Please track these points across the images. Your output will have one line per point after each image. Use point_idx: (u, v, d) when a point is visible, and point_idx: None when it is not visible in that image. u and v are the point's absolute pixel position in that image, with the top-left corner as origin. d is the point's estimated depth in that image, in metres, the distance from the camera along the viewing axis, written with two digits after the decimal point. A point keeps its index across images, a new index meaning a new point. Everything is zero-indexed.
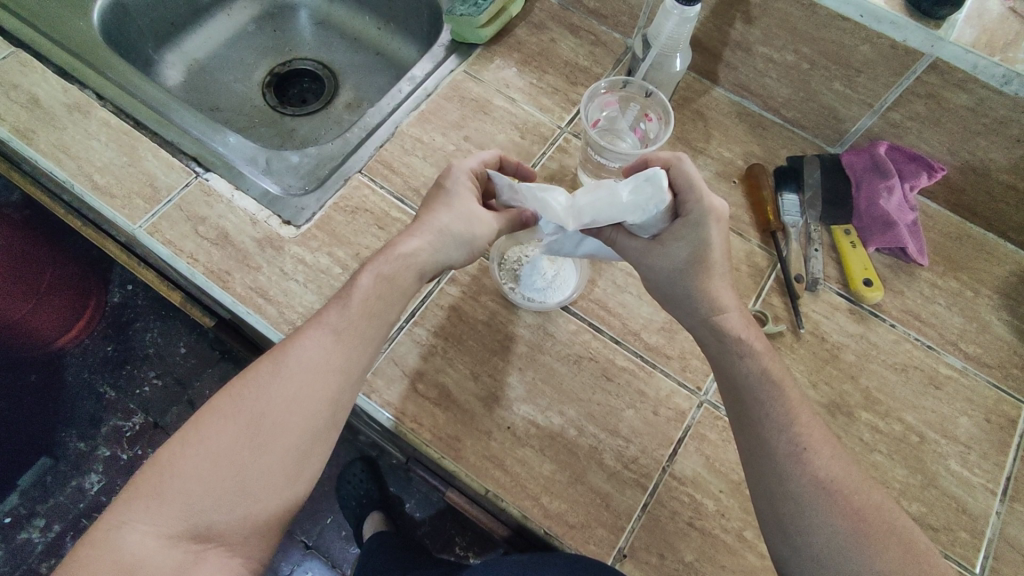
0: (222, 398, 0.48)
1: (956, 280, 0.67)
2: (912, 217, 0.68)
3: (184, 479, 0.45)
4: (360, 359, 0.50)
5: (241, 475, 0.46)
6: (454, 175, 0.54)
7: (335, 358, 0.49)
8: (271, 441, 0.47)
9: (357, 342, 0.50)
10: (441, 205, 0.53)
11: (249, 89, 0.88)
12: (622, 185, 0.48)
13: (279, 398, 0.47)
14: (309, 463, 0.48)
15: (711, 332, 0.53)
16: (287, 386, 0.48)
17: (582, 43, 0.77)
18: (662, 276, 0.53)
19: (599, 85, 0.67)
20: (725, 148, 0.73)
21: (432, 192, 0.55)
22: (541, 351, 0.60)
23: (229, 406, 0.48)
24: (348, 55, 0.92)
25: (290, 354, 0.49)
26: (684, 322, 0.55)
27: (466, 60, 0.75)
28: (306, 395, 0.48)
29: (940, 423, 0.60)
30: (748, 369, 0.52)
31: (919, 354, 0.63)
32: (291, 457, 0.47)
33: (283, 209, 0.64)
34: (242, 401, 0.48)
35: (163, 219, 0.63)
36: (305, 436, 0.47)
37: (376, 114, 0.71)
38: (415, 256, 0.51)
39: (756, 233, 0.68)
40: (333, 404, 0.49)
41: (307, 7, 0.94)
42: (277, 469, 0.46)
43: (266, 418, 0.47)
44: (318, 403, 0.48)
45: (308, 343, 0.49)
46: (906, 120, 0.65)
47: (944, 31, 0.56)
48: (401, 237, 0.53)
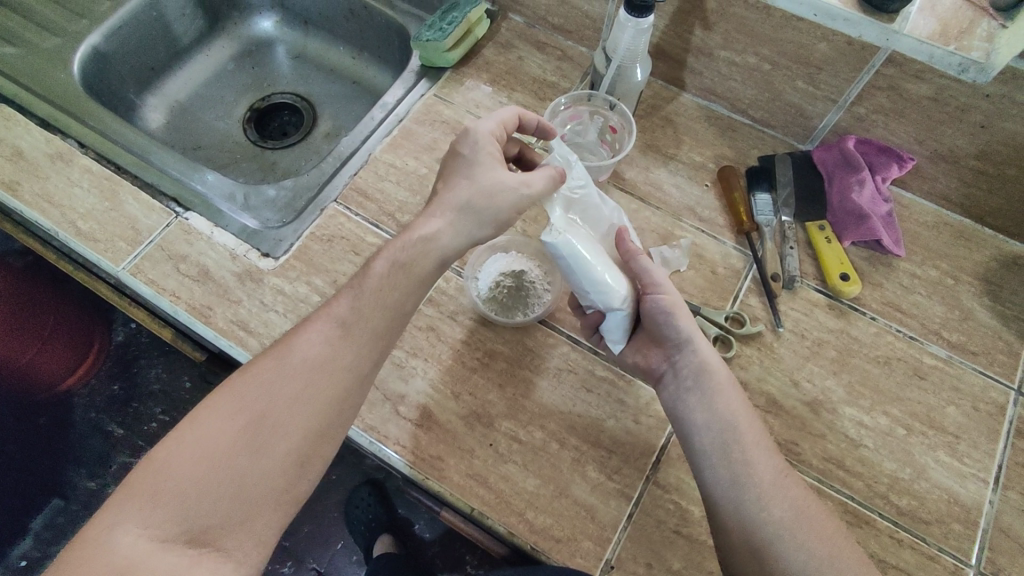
0: (223, 396, 0.49)
1: (936, 269, 0.66)
2: (886, 209, 0.68)
3: (181, 479, 0.45)
4: (365, 358, 0.51)
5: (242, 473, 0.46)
6: (474, 141, 0.55)
7: (341, 356, 0.50)
8: (275, 437, 0.47)
9: (363, 339, 0.51)
10: (462, 179, 0.54)
11: (231, 126, 0.90)
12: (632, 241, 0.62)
13: (282, 396, 0.48)
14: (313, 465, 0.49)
15: (697, 362, 0.56)
16: (294, 382, 0.49)
17: (548, 59, 0.78)
18: (675, 301, 0.57)
19: (558, 104, 0.68)
20: (696, 152, 0.73)
21: (452, 161, 0.56)
22: (520, 367, 0.60)
23: (230, 404, 0.48)
24: (325, 86, 0.94)
25: (297, 349, 0.50)
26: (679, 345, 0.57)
27: (435, 84, 0.77)
28: (311, 391, 0.49)
29: (926, 414, 0.60)
30: (727, 404, 0.55)
31: (901, 345, 0.63)
32: (294, 455, 0.48)
33: (261, 242, 0.66)
34: (244, 400, 0.48)
35: (144, 259, 0.64)
36: (311, 434, 0.48)
37: (350, 142, 0.73)
38: (426, 246, 0.53)
39: (730, 235, 0.68)
40: (339, 402, 0.49)
41: (283, 42, 0.96)
42: (279, 470, 0.47)
43: (272, 413, 0.48)
44: (324, 400, 0.49)
45: (315, 337, 0.50)
46: (870, 113, 0.65)
47: (898, 24, 0.57)
48: (421, 219, 0.54)
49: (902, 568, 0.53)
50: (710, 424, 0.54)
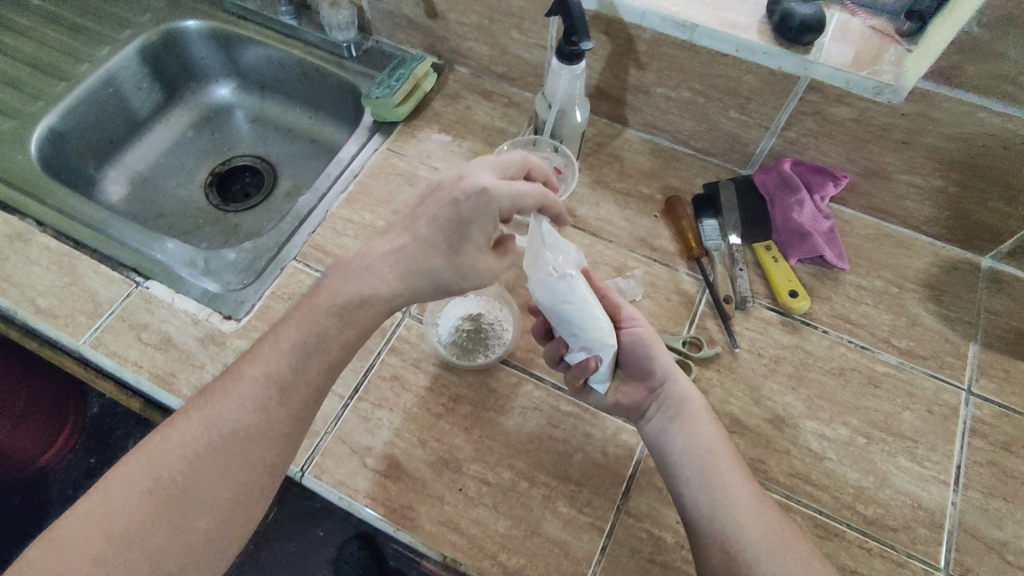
0: (142, 464, 0.48)
1: (880, 279, 0.69)
2: (827, 225, 0.70)
3: (93, 555, 0.44)
4: (294, 420, 0.51)
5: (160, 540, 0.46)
6: (482, 216, 0.55)
7: (269, 420, 0.50)
8: (197, 501, 0.47)
9: (291, 399, 0.51)
10: (446, 250, 0.55)
11: (192, 192, 0.92)
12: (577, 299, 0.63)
13: (207, 463, 0.48)
14: (238, 527, 0.49)
15: (677, 391, 0.57)
16: (218, 444, 0.49)
17: (496, 106, 0.82)
18: (649, 334, 0.59)
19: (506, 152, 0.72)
20: (643, 185, 0.76)
21: (444, 216, 0.55)
22: (485, 409, 0.61)
23: (150, 473, 0.47)
24: (284, 146, 0.96)
25: (222, 408, 0.50)
26: (655, 376, 0.58)
27: (388, 138, 0.79)
28: (236, 454, 0.49)
29: (884, 421, 0.61)
30: (706, 430, 0.55)
31: (855, 355, 0.64)
32: (220, 518, 0.48)
33: (223, 304, 0.67)
34: (165, 468, 0.48)
35: (105, 331, 0.64)
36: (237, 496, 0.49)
37: (308, 200, 0.74)
38: (354, 307, 0.54)
39: (682, 262, 0.70)
40: (267, 463, 0.50)
41: (242, 107, 0.98)
42: (201, 535, 0.47)
43: (192, 475, 0.48)
44: (250, 462, 0.49)
45: (240, 395, 0.50)
46: (801, 137, 0.69)
47: (813, 54, 0.61)
48: (370, 271, 0.55)
49: None
50: (691, 450, 0.54)
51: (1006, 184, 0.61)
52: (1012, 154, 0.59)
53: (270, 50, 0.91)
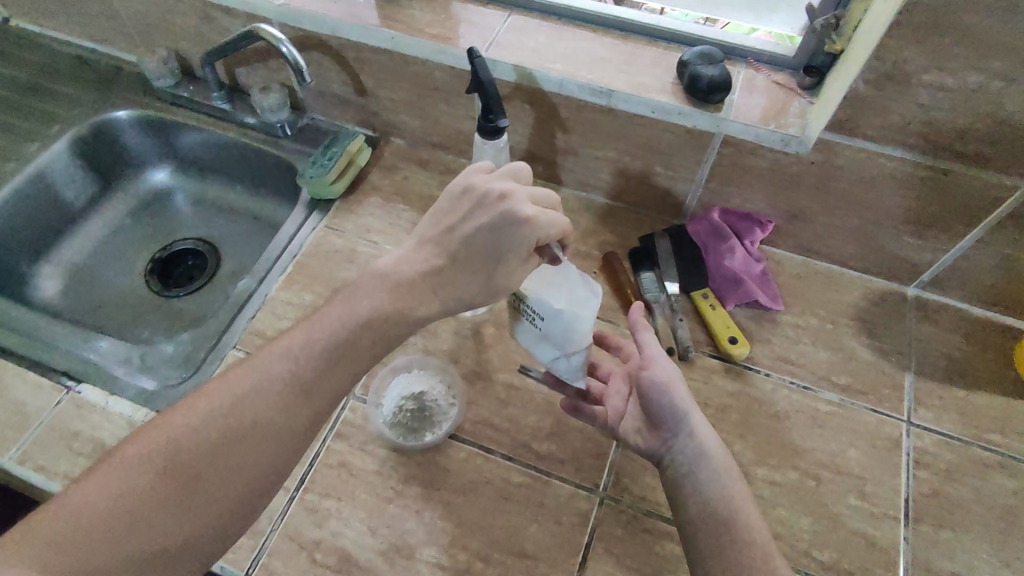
0: (140, 448, 0.45)
1: (815, 317, 0.71)
2: (760, 268, 0.72)
3: (62, 546, 0.40)
4: (304, 424, 0.49)
5: (127, 543, 0.42)
6: (516, 238, 0.51)
7: (281, 421, 0.48)
8: (174, 509, 0.44)
9: (306, 408, 0.49)
10: (474, 271, 0.52)
11: (133, 280, 0.90)
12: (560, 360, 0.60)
13: (206, 457, 0.45)
14: (206, 547, 0.45)
15: (695, 447, 0.53)
16: (217, 443, 0.46)
17: (432, 175, 0.83)
18: (670, 378, 0.54)
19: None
20: (581, 242, 0.77)
21: (482, 237, 0.51)
22: (436, 488, 0.60)
23: (141, 458, 0.45)
24: (226, 226, 0.96)
25: (234, 401, 0.47)
26: (674, 424, 0.54)
27: (326, 215, 0.80)
28: (239, 464, 0.46)
29: (831, 460, 0.62)
30: (725, 489, 0.51)
31: (797, 396, 0.65)
32: (191, 534, 0.44)
33: (160, 402, 0.65)
34: (163, 451, 0.45)
35: (34, 444, 0.62)
36: (219, 516, 0.45)
37: (247, 284, 0.73)
38: (384, 309, 0.51)
39: (624, 316, 0.71)
40: (258, 483, 0.47)
41: (181, 190, 0.98)
42: (168, 546, 0.43)
43: (188, 466, 0.45)
44: (242, 480, 0.46)
45: (258, 390, 0.48)
46: (724, 187, 0.71)
47: (725, 112, 0.64)
48: (400, 265, 0.53)
49: None
50: (705, 509, 0.50)
51: (917, 219, 0.64)
52: (918, 193, 0.62)
53: (206, 135, 0.91)
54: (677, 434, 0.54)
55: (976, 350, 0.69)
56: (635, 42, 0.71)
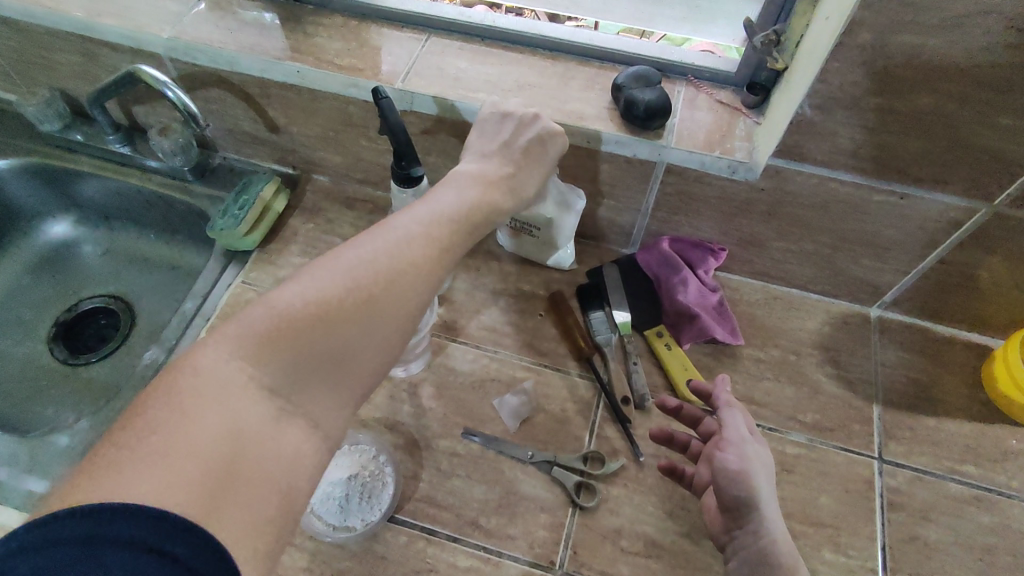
0: (267, 314, 0.37)
1: (777, 347, 0.66)
2: (716, 299, 0.67)
3: (190, 442, 0.32)
4: (434, 287, 0.43)
5: (303, 361, 0.37)
6: (551, 146, 0.54)
7: (416, 280, 0.41)
8: (316, 381, 0.37)
9: (455, 253, 0.45)
10: (519, 172, 0.52)
11: (33, 349, 0.81)
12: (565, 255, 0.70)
13: (358, 325, 0.39)
14: (374, 370, 0.40)
15: (761, 546, 0.47)
16: (381, 275, 0.40)
17: (360, 214, 0.76)
18: (748, 467, 0.49)
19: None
20: (524, 281, 0.71)
21: (521, 147, 0.53)
22: None
23: (276, 328, 0.36)
24: (139, 279, 0.87)
25: (392, 235, 0.42)
26: (746, 518, 0.48)
27: (243, 268, 0.72)
28: (376, 328, 0.39)
29: (803, 510, 0.57)
30: None
31: (763, 440, 0.61)
32: (364, 355, 0.39)
33: None
34: (306, 317, 0.37)
35: None
36: (389, 334, 0.40)
37: (154, 355, 0.66)
38: (478, 197, 0.48)
39: (573, 363, 0.65)
40: (416, 317, 0.42)
41: (87, 242, 0.89)
42: (349, 359, 0.39)
43: (321, 330, 0.37)
44: (407, 302, 0.41)
45: (408, 228, 0.43)
46: (672, 215, 0.66)
47: (665, 138, 0.58)
48: (455, 177, 0.50)
49: None
50: None
51: (876, 242, 0.60)
52: (875, 216, 0.57)
53: (106, 181, 0.82)
54: (749, 531, 0.48)
55: (944, 372, 0.65)
56: (566, 64, 0.65)
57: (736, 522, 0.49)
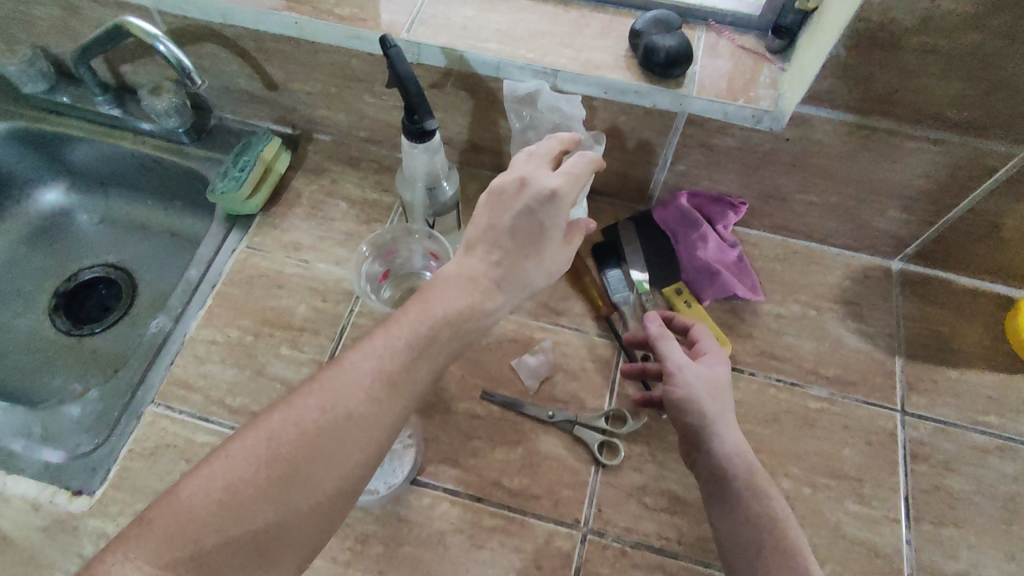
0: (188, 492, 0.37)
1: (798, 303, 0.65)
2: (736, 254, 0.66)
3: None
4: (367, 451, 0.41)
5: (217, 549, 0.36)
6: (557, 215, 0.47)
7: (345, 445, 0.40)
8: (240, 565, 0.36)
9: (401, 402, 0.42)
10: (523, 256, 0.47)
11: (36, 320, 0.79)
12: None
13: (280, 498, 0.38)
14: (304, 546, 0.39)
15: (715, 465, 0.50)
16: (304, 448, 0.39)
17: (366, 174, 0.73)
18: (689, 394, 0.52)
19: (365, 247, 0.60)
20: None
21: (522, 223, 0.46)
22: (400, 543, 0.53)
23: (207, 505, 0.37)
24: (140, 247, 0.84)
25: (342, 376, 0.42)
26: (698, 439, 0.51)
27: (247, 233, 0.70)
28: (298, 504, 0.38)
29: (825, 463, 0.57)
30: (756, 506, 0.48)
31: (785, 395, 0.60)
32: (288, 535, 0.38)
33: (72, 477, 0.56)
34: (229, 492, 0.37)
35: None
36: (314, 509, 0.39)
37: (160, 324, 0.63)
38: (458, 308, 0.45)
39: (592, 322, 0.64)
40: (342, 493, 0.40)
41: (82, 209, 0.86)
42: (269, 542, 0.37)
43: (251, 506, 0.37)
44: (336, 472, 0.39)
45: (349, 379, 0.42)
46: (691, 168, 0.64)
47: (686, 88, 0.56)
48: (437, 284, 0.46)
49: None
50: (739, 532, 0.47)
51: (903, 192, 0.59)
52: (904, 165, 0.56)
53: (97, 145, 0.79)
54: (703, 451, 0.51)
55: (965, 324, 0.64)
56: (580, 9, 0.62)
57: (692, 443, 0.52)
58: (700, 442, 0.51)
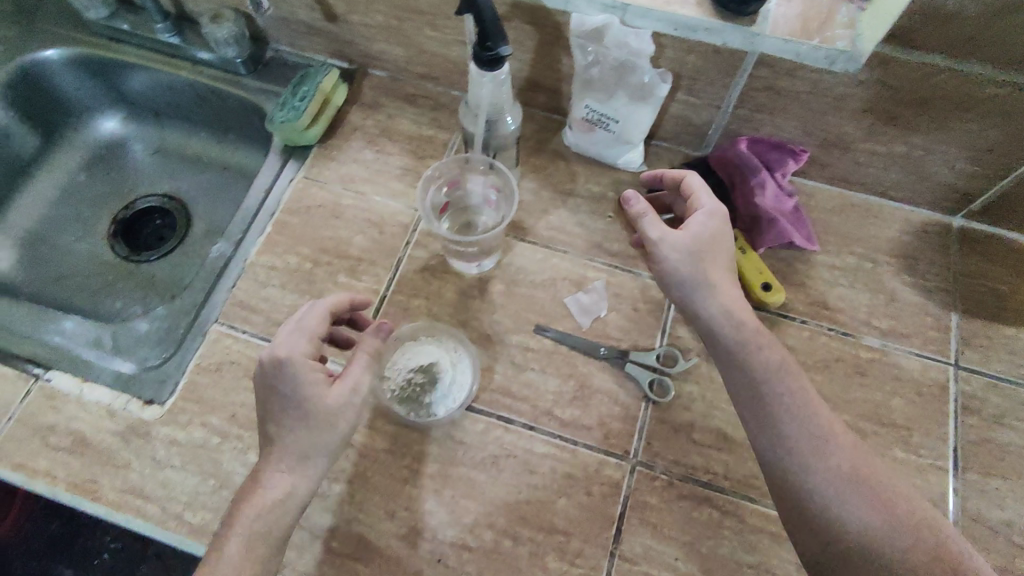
0: None
1: (853, 255, 0.65)
2: (792, 204, 0.66)
3: None
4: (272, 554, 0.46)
5: None
6: (312, 396, 0.47)
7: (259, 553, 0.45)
8: None
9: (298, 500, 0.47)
10: (320, 419, 0.47)
11: (95, 246, 0.81)
12: (627, 159, 0.68)
13: None
14: None
15: (709, 326, 0.53)
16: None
17: (421, 112, 0.73)
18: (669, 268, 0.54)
19: (432, 173, 0.61)
20: (593, 182, 0.69)
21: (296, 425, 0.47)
22: (455, 464, 0.55)
23: None
24: (194, 178, 0.86)
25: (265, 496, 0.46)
26: (688, 303, 0.54)
27: (304, 164, 0.70)
28: None
29: (874, 411, 0.58)
30: (762, 362, 0.51)
31: (836, 344, 0.61)
32: None
33: (142, 388, 0.58)
34: None
35: (7, 441, 0.56)
36: None
37: (222, 248, 0.65)
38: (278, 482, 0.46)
39: (645, 264, 0.64)
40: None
41: (137, 139, 0.87)
42: None
43: None
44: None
45: (262, 498, 0.46)
46: (755, 113, 0.63)
47: (759, 26, 0.53)
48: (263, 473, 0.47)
49: None
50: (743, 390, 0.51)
51: (975, 143, 0.57)
52: (981, 114, 0.54)
53: (155, 75, 0.80)
54: (695, 316, 0.54)
55: None
56: None
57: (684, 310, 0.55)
58: (690, 313, 0.54)
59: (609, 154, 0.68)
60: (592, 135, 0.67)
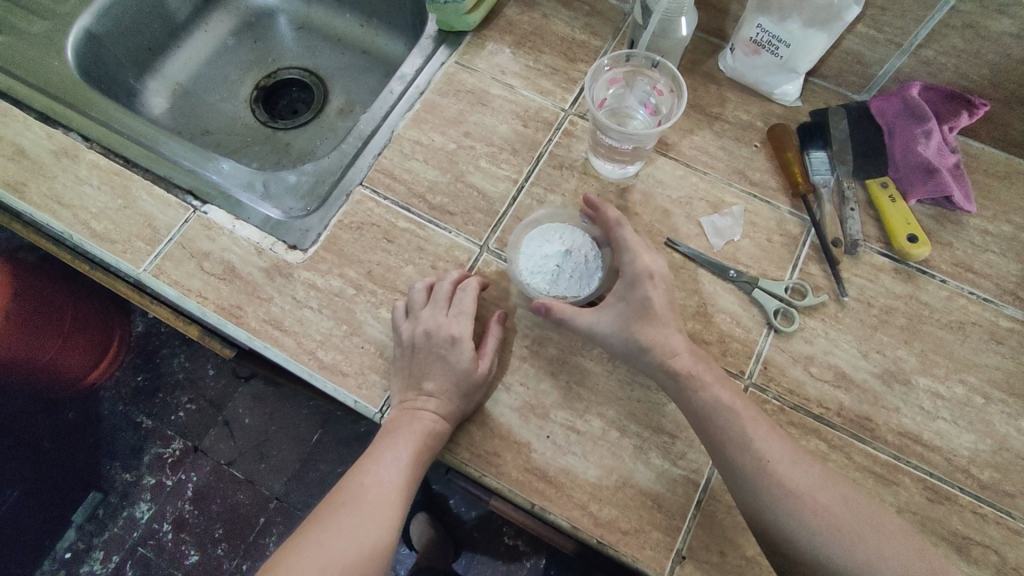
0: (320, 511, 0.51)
1: (1009, 224, 0.62)
2: (954, 160, 0.62)
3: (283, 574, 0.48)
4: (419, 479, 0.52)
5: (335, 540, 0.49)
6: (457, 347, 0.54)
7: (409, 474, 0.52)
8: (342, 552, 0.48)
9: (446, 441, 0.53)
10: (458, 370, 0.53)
11: (237, 107, 0.85)
12: (782, 89, 0.66)
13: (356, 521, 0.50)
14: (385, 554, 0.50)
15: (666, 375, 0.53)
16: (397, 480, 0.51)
17: (576, 15, 0.72)
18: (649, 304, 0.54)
19: (601, 64, 0.60)
20: (742, 111, 0.67)
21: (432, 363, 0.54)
22: (573, 353, 0.57)
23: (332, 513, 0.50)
24: (334, 58, 0.88)
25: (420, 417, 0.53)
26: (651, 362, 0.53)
27: (456, 50, 0.71)
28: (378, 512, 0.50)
29: (1005, 380, 0.56)
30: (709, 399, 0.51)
31: (975, 308, 0.59)
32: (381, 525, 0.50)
33: (287, 233, 0.62)
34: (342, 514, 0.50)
35: (166, 259, 0.60)
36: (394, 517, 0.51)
37: (370, 118, 0.67)
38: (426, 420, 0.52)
39: (785, 199, 0.63)
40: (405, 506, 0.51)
41: (284, 12, 0.90)
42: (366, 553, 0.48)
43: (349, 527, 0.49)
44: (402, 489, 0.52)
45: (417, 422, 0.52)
46: (940, 56, 0.59)
47: None
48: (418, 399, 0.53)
49: (988, 545, 0.51)
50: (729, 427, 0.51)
51: None
52: None
53: None
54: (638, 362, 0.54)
55: None
56: None
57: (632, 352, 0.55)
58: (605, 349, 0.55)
59: (766, 82, 0.66)
60: (755, 59, 0.65)
